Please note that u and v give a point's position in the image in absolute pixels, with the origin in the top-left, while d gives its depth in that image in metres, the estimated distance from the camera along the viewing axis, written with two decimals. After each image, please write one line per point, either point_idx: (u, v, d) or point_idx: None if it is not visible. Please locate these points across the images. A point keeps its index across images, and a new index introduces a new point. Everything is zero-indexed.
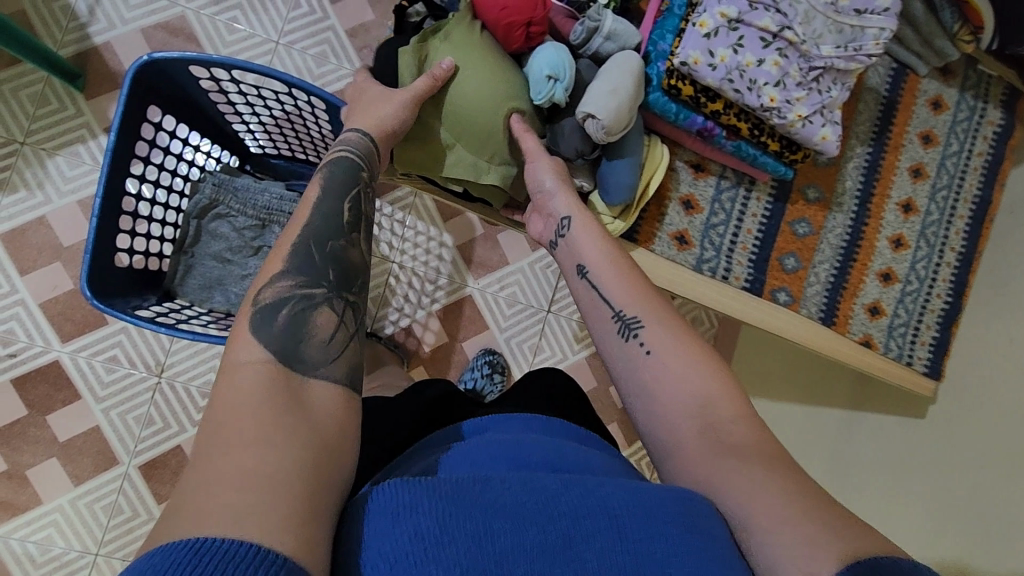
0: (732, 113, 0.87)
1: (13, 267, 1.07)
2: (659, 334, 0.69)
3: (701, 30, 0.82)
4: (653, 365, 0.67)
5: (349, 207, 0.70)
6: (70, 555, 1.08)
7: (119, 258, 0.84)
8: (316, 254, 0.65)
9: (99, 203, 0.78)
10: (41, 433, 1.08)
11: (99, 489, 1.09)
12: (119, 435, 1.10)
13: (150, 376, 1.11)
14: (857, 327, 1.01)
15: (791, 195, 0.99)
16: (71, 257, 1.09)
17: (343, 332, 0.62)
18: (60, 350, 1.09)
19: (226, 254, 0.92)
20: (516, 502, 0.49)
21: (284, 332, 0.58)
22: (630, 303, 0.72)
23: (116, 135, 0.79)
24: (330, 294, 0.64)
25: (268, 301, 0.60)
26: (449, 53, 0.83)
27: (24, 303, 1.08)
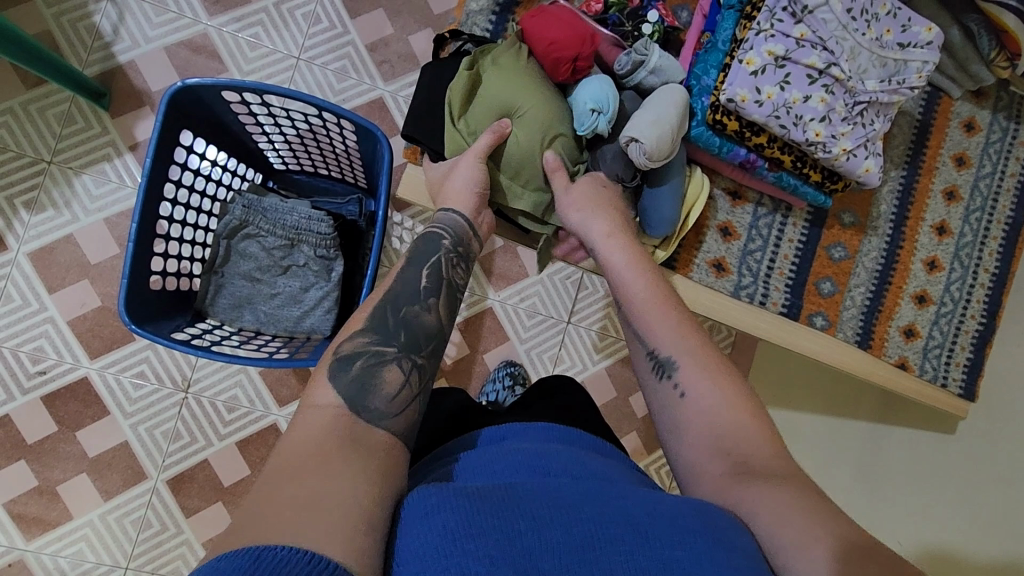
0: (776, 146, 0.88)
1: (41, 285, 1.08)
2: (695, 377, 0.67)
3: (748, 67, 0.83)
4: (688, 405, 0.66)
5: (427, 275, 0.74)
6: (101, 569, 1.10)
7: (153, 281, 0.85)
8: (391, 318, 0.68)
9: (134, 229, 0.79)
10: (71, 449, 1.09)
11: (128, 503, 1.11)
12: (147, 450, 1.12)
13: (176, 392, 1.13)
14: (893, 350, 1.02)
15: (827, 220, 1.00)
16: (98, 275, 1.10)
17: (409, 391, 0.63)
18: (89, 367, 1.10)
19: (256, 273, 0.92)
20: (543, 505, 0.49)
21: (352, 385, 0.60)
22: (664, 344, 0.71)
23: (150, 160, 0.79)
24: (399, 354, 0.66)
25: (342, 356, 0.63)
26: (494, 77, 0.86)
27: (52, 321, 1.09)
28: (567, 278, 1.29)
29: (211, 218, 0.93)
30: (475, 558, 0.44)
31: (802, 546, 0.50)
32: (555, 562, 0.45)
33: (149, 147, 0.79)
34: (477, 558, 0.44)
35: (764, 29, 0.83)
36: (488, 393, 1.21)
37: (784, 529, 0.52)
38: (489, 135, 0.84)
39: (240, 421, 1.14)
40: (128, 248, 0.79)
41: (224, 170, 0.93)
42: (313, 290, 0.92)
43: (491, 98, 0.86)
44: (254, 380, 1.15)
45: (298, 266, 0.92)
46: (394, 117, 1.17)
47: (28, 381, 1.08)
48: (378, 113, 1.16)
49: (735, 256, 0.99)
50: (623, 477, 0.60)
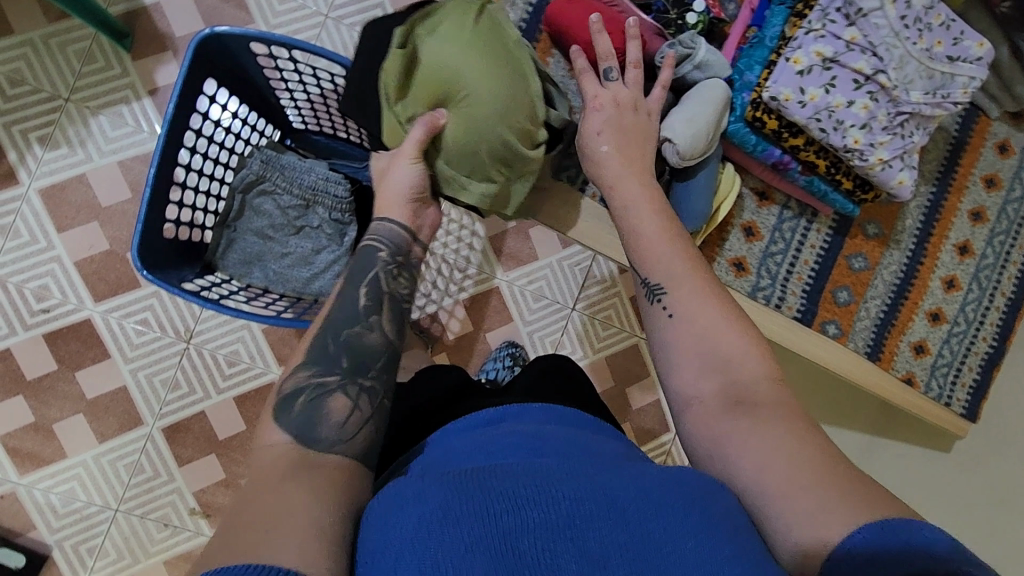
0: (812, 149, 0.88)
1: (51, 222, 1.08)
2: (683, 297, 0.68)
3: (795, 66, 0.83)
4: (674, 324, 0.67)
5: (365, 294, 0.75)
6: (92, 509, 1.11)
7: (166, 229, 0.84)
8: (333, 344, 0.70)
9: (152, 175, 0.79)
10: (69, 389, 1.09)
11: (124, 447, 1.12)
12: (145, 397, 1.12)
13: (179, 342, 1.13)
14: (901, 364, 1.03)
15: (851, 230, 1.00)
16: (109, 218, 1.09)
17: (358, 415, 0.66)
18: (92, 309, 1.09)
19: (268, 231, 0.92)
20: (517, 484, 0.50)
21: (299, 421, 0.64)
22: (656, 269, 0.71)
23: (173, 106, 0.79)
24: (344, 380, 0.68)
25: (287, 395, 0.66)
26: (434, 50, 0.79)
27: (60, 260, 1.08)
28: (576, 265, 1.29)
29: (227, 171, 0.91)
30: (447, 549, 0.46)
31: (792, 518, 0.51)
32: (535, 541, 0.47)
33: (175, 93, 0.79)
34: (449, 549, 0.46)
35: (814, 29, 0.83)
36: (488, 370, 1.21)
37: (775, 499, 0.53)
38: (423, 122, 0.79)
39: (239, 376, 1.15)
40: (144, 194, 0.79)
41: (244, 124, 0.92)
42: (324, 254, 0.93)
43: (428, 81, 0.79)
44: (256, 337, 1.15)
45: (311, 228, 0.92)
46: None
47: (31, 318, 1.08)
48: None
49: (757, 257, 0.99)
50: (621, 455, 0.61)
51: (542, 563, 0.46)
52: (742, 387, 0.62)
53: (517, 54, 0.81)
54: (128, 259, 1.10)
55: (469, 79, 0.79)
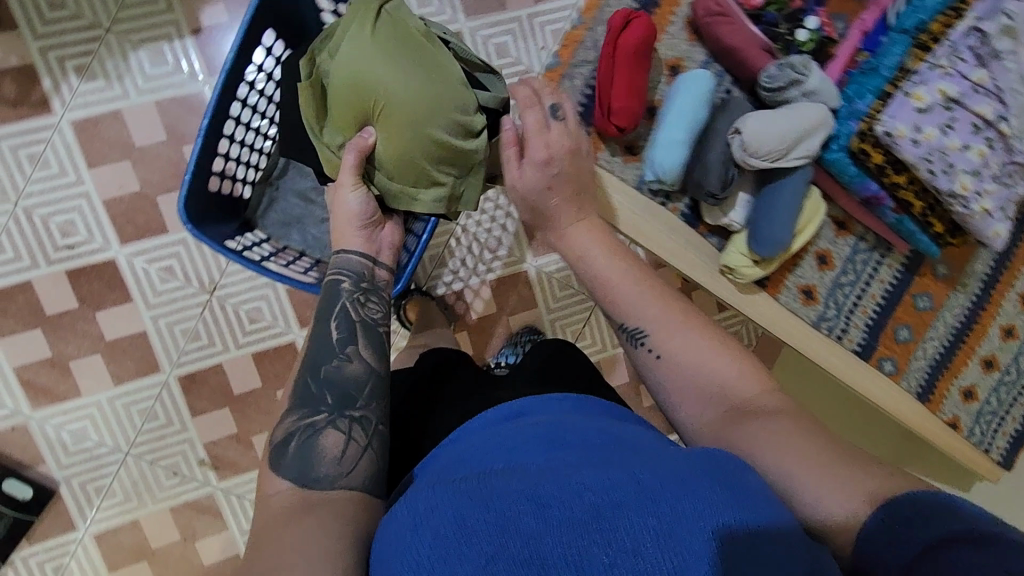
0: (912, 189, 0.92)
1: (81, 157, 1.04)
2: (663, 337, 0.72)
3: (916, 102, 0.87)
4: (666, 364, 0.71)
5: (336, 328, 0.75)
6: (103, 449, 1.11)
7: (210, 182, 0.81)
8: (314, 386, 0.71)
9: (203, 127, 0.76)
10: (88, 329, 1.08)
11: (139, 392, 1.11)
12: (164, 344, 1.11)
13: (202, 293, 1.12)
14: (948, 408, 1.06)
15: (921, 269, 1.03)
16: (142, 158, 1.06)
17: (354, 446, 0.67)
18: (118, 251, 1.07)
19: (311, 193, 0.91)
20: (534, 485, 0.49)
21: (294, 465, 0.65)
22: (631, 314, 0.76)
23: (234, 55, 0.76)
24: (331, 416, 0.69)
25: (276, 446, 0.67)
26: (340, 68, 0.75)
27: (88, 197, 1.06)
28: None
29: (272, 125, 0.88)
30: (469, 565, 0.46)
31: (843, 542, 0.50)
32: (558, 537, 0.46)
33: (236, 40, 0.75)
34: (471, 565, 0.46)
35: (941, 66, 0.88)
36: (507, 355, 1.21)
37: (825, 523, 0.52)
38: (352, 147, 0.75)
39: (259, 333, 1.14)
40: (195, 145, 0.76)
41: None
42: None
43: (344, 99, 0.75)
44: (280, 296, 1.14)
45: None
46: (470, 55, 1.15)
47: (54, 253, 1.06)
48: None
49: (829, 289, 1.03)
50: (650, 444, 0.59)
51: (568, 559, 0.45)
52: (746, 405, 0.64)
53: (430, 48, 0.77)
54: (159, 203, 1.08)
55: (389, 88, 0.75)
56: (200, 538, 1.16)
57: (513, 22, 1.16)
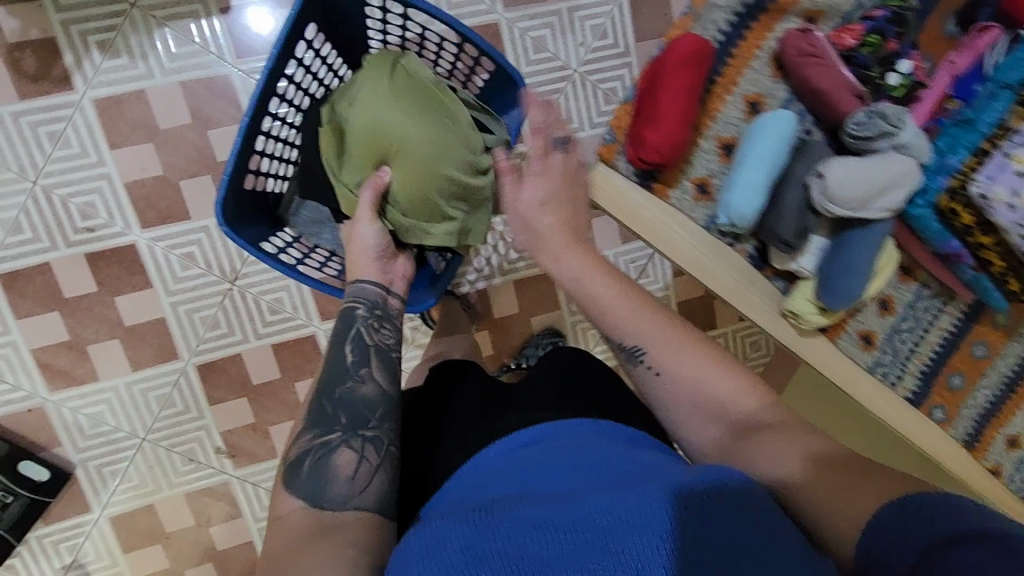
0: (996, 249, 0.92)
1: (103, 137, 1.01)
2: (664, 355, 0.69)
3: (1017, 166, 0.86)
4: (667, 380, 0.69)
5: (351, 351, 0.73)
6: (119, 434, 1.11)
7: (245, 180, 0.78)
8: (328, 407, 0.68)
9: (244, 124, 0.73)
10: (107, 313, 1.06)
11: (157, 378, 1.10)
12: (183, 332, 1.10)
13: (223, 282, 1.09)
14: (993, 456, 1.06)
15: (982, 317, 1.03)
16: (165, 141, 1.03)
17: (367, 466, 0.64)
18: (138, 235, 1.05)
19: None
20: (546, 513, 0.48)
21: (308, 485, 0.62)
22: (630, 332, 0.71)
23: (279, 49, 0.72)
24: (346, 436, 0.66)
25: (291, 466, 0.64)
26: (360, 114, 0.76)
27: (109, 179, 1.02)
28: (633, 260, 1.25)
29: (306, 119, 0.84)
30: None
31: None
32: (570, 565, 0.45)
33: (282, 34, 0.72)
34: None
35: None
36: (528, 355, 1.19)
37: None
38: (370, 186, 0.74)
39: (279, 324, 1.13)
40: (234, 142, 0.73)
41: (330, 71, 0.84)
42: None
43: (366, 145, 0.76)
44: (302, 288, 1.12)
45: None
46: (506, 48, 1.11)
47: (74, 236, 1.03)
48: (491, 39, 1.10)
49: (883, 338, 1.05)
50: (668, 465, 0.57)
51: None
52: (749, 420, 0.64)
53: (443, 96, 0.79)
54: (182, 188, 1.05)
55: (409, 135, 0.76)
56: (215, 524, 1.17)
57: (553, 16, 1.12)
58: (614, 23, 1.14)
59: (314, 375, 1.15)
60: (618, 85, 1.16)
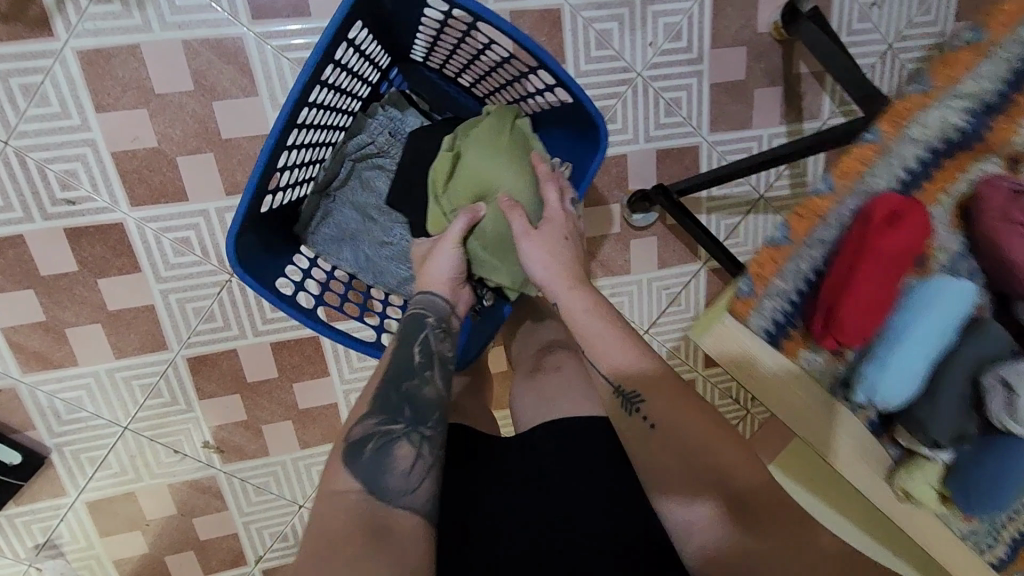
0: None
1: (88, 97, 0.86)
2: (662, 406, 0.63)
3: None
4: (662, 436, 0.62)
5: (418, 351, 0.67)
6: (98, 421, 1.02)
7: (263, 201, 0.68)
8: (394, 396, 0.64)
9: (266, 149, 0.62)
10: (88, 295, 0.95)
11: (142, 367, 1.01)
12: (173, 322, 0.99)
13: (220, 272, 0.98)
14: None
15: None
16: (161, 108, 0.88)
17: (424, 464, 0.61)
18: (126, 213, 0.92)
19: (373, 210, 0.80)
20: None
21: (366, 470, 0.59)
22: (628, 373, 0.65)
23: (318, 63, 0.61)
24: (409, 429, 0.62)
25: (355, 444, 0.60)
26: (475, 152, 0.73)
27: (94, 146, 0.88)
28: (667, 285, 1.15)
29: (332, 122, 0.73)
30: None
31: None
32: None
33: (324, 44, 0.61)
34: None
35: None
36: None
37: None
38: (464, 216, 0.71)
39: (281, 322, 1.03)
40: (254, 167, 0.63)
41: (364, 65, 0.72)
42: None
43: (473, 178, 0.73)
44: None
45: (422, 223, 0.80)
46: (565, 40, 0.96)
47: (52, 207, 0.90)
48: (551, 29, 0.95)
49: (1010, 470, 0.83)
50: None
51: None
52: (746, 498, 0.59)
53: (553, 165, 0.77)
54: (178, 165, 0.91)
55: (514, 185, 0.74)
56: (198, 515, 1.12)
57: (623, 7, 0.96)
58: (690, 23, 0.99)
59: (315, 377, 1.07)
60: (683, 95, 1.03)
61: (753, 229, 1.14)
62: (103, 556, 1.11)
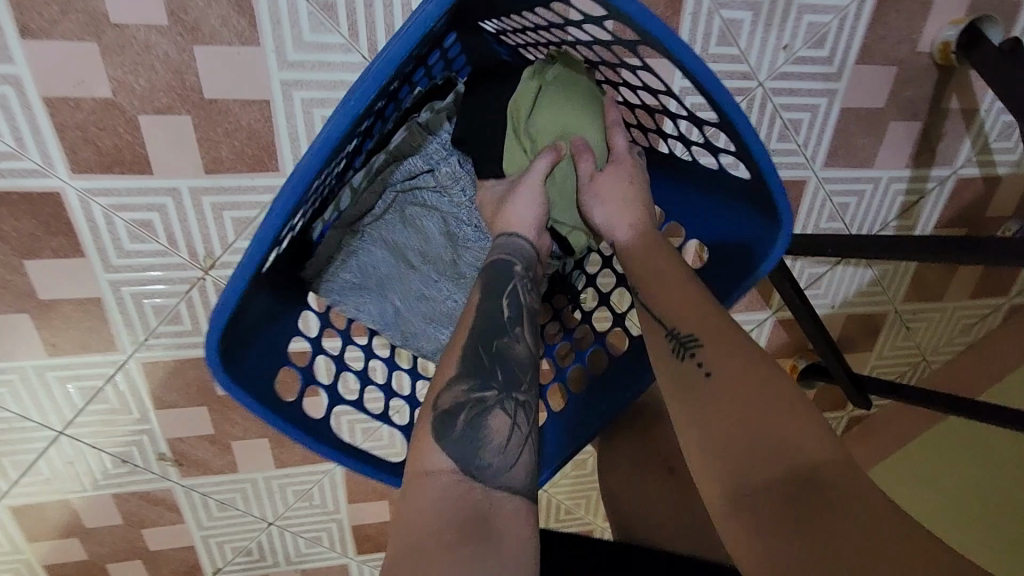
0: None
1: (9, 16, 0.59)
2: (725, 354, 0.50)
3: None
4: (714, 388, 0.49)
5: (507, 305, 0.54)
6: (25, 424, 0.82)
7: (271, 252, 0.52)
8: (484, 356, 0.50)
9: (278, 216, 0.47)
10: (11, 279, 0.72)
11: (84, 368, 0.80)
12: (127, 320, 0.78)
13: (192, 268, 0.76)
14: None
15: None
16: (119, 46, 0.62)
17: (519, 436, 0.48)
18: (65, 182, 0.68)
19: (410, 253, 0.65)
20: None
21: (460, 445, 0.45)
22: (687, 318, 0.54)
23: (358, 109, 0.46)
24: (502, 394, 0.49)
25: (443, 412, 0.47)
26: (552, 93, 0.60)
27: (18, 87, 0.63)
28: None
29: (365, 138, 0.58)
30: None
31: None
32: None
33: (370, 86, 0.45)
34: None
35: None
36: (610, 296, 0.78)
37: None
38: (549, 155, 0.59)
39: None
40: (259, 235, 0.47)
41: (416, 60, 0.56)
42: None
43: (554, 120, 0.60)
44: None
45: (472, 276, 0.66)
46: (681, 27, 0.72)
47: None
48: (665, 10, 0.70)
49: None
50: None
51: None
52: (803, 464, 0.43)
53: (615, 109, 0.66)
54: (141, 126, 0.66)
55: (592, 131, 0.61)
56: (149, 526, 0.96)
57: None
58: (841, 27, 0.76)
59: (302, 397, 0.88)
60: (806, 119, 0.81)
61: (838, 282, 0.98)
62: (33, 561, 0.95)
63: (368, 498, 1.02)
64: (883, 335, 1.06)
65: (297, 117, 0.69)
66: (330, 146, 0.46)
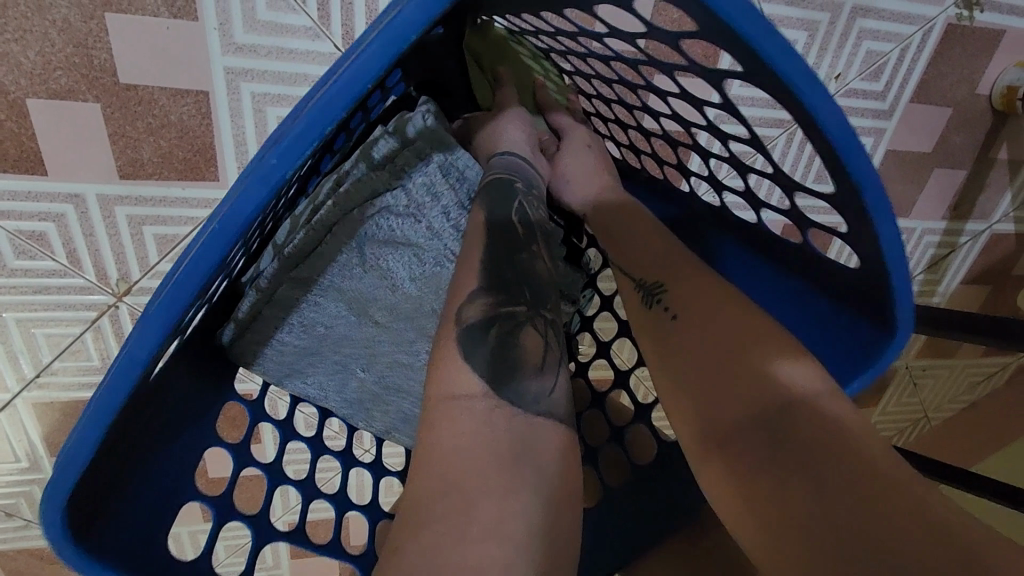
0: None
1: None
2: (702, 292, 0.41)
3: None
4: (688, 334, 0.39)
5: (518, 221, 0.43)
6: None
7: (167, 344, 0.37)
8: (510, 271, 0.40)
9: (163, 311, 0.33)
10: None
11: None
12: (12, 352, 0.61)
13: (100, 291, 0.59)
14: None
15: None
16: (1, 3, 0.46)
17: (553, 358, 0.38)
18: None
19: (373, 308, 0.50)
20: None
21: (491, 373, 0.35)
22: (666, 259, 0.43)
23: (283, 172, 0.31)
24: (533, 312, 0.39)
25: (474, 324, 0.36)
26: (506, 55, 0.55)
27: None
28: None
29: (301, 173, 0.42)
30: None
31: None
32: None
33: (297, 143, 0.31)
34: None
35: None
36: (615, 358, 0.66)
37: None
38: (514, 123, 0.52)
39: None
40: (140, 333, 0.33)
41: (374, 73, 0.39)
42: None
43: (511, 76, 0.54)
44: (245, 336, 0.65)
45: None
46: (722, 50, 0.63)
47: None
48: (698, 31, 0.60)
49: None
50: None
51: None
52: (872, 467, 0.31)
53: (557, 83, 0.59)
54: (31, 111, 0.50)
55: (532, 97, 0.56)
56: None
57: (823, 11, 0.62)
58: (901, 57, 0.66)
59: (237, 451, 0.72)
60: None
61: None
62: None
63: (312, 564, 0.86)
64: (890, 389, 0.98)
65: (243, 116, 0.54)
66: (237, 227, 0.32)
